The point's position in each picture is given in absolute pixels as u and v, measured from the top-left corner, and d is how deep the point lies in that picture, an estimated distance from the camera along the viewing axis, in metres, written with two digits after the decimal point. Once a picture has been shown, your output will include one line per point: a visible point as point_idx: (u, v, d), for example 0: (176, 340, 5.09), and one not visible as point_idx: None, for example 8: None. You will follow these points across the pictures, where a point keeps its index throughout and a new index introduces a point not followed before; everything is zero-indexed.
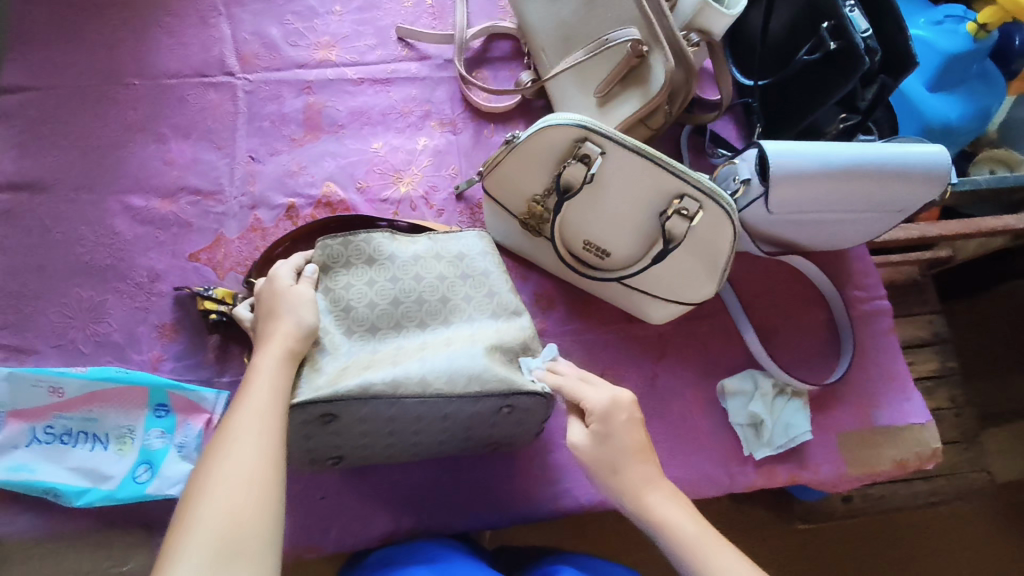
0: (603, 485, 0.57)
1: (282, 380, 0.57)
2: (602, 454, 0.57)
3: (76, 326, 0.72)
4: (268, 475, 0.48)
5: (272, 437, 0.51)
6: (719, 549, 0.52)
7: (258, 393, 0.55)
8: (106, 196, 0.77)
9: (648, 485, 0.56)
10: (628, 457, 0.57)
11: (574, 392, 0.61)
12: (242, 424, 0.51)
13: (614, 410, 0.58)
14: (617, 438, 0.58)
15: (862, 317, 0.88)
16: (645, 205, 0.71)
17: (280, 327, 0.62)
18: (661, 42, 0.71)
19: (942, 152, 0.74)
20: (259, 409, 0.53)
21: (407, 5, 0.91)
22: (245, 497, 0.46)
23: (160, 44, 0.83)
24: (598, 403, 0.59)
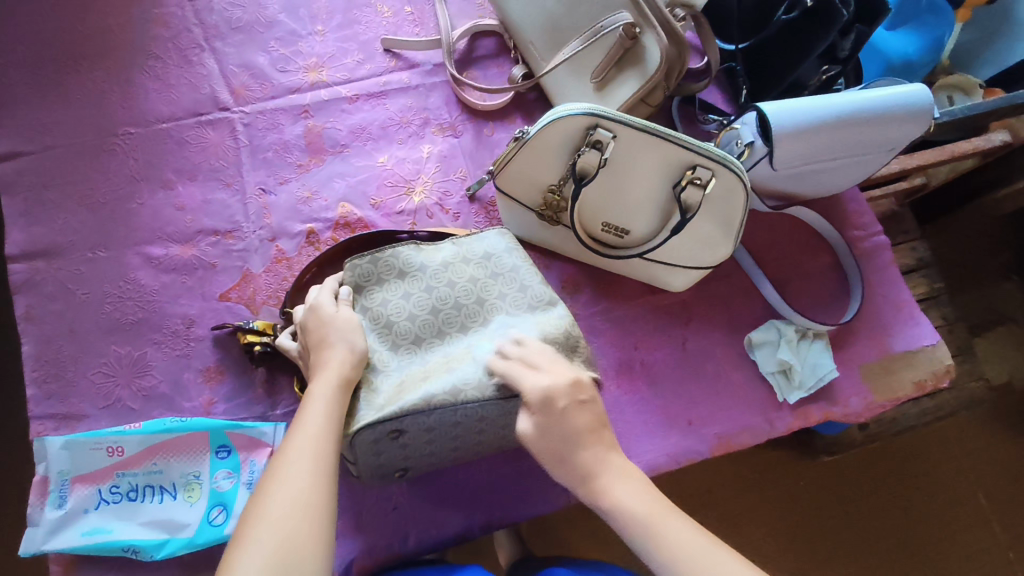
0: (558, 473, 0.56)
1: (338, 405, 0.59)
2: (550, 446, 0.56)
3: (120, 384, 0.72)
4: (322, 499, 0.51)
5: (326, 462, 0.53)
6: (668, 523, 0.52)
7: (313, 420, 0.56)
8: (123, 250, 0.76)
9: (599, 469, 0.55)
10: (576, 445, 0.56)
11: (514, 378, 0.60)
12: (297, 453, 0.53)
13: (548, 396, 0.57)
14: (559, 431, 0.56)
15: (864, 254, 0.92)
16: (659, 180, 0.74)
17: (332, 354, 0.63)
18: (652, 21, 0.73)
19: (924, 90, 0.78)
20: (314, 438, 0.54)
21: (387, 16, 0.91)
22: (301, 528, 0.48)
23: (149, 89, 0.83)
24: (532, 397, 0.58)
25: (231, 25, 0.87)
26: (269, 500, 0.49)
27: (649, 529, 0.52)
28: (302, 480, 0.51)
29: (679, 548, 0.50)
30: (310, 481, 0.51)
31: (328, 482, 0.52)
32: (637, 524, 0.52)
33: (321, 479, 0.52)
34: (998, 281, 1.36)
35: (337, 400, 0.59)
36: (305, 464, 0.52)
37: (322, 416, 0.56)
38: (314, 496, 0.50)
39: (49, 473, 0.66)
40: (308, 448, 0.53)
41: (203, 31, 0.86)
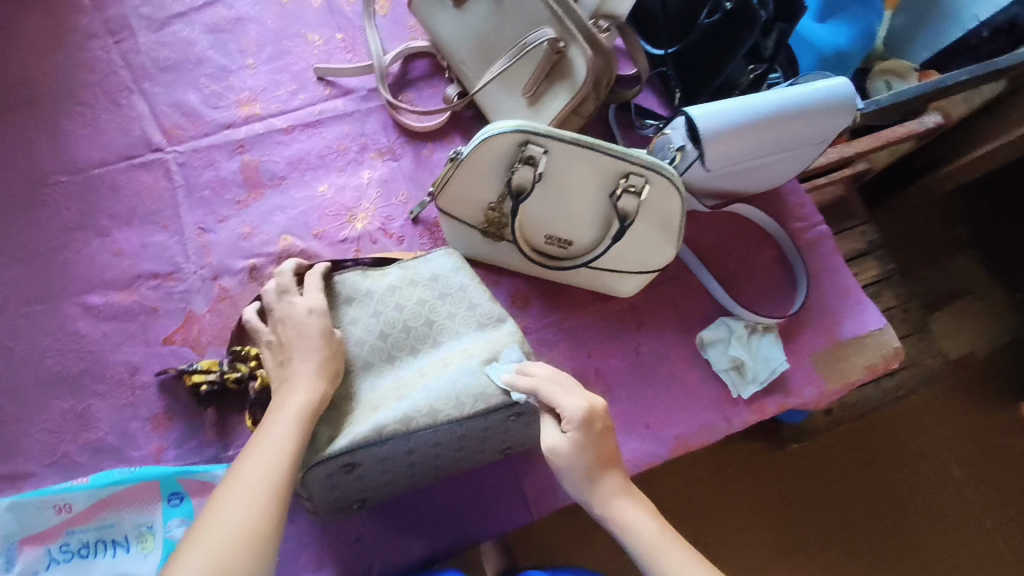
0: (574, 485, 0.61)
1: (297, 427, 0.58)
2: (584, 461, 0.60)
3: (65, 438, 0.70)
4: (253, 536, 0.50)
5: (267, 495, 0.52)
6: (670, 550, 0.58)
7: (266, 448, 0.55)
8: (61, 301, 0.75)
9: (618, 491, 0.61)
10: (603, 469, 0.60)
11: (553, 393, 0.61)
12: (241, 484, 0.52)
13: (593, 417, 0.60)
14: (595, 450, 0.60)
15: (807, 245, 0.94)
16: (595, 189, 0.74)
17: (297, 375, 0.61)
18: (575, 34, 0.75)
19: (846, 83, 0.80)
20: (262, 468, 0.54)
21: (318, 44, 0.91)
22: (229, 565, 0.48)
23: (79, 136, 0.82)
24: (574, 414, 0.59)
25: (160, 65, 0.87)
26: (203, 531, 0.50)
27: (653, 553, 0.58)
28: (240, 514, 0.51)
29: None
30: (251, 514, 0.51)
31: (269, 515, 0.52)
32: (643, 546, 0.58)
33: (262, 513, 0.51)
34: (948, 257, 1.39)
35: (295, 424, 0.58)
36: (247, 496, 0.52)
37: (276, 443, 0.56)
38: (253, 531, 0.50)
39: None
40: (253, 479, 0.53)
41: (132, 74, 0.86)
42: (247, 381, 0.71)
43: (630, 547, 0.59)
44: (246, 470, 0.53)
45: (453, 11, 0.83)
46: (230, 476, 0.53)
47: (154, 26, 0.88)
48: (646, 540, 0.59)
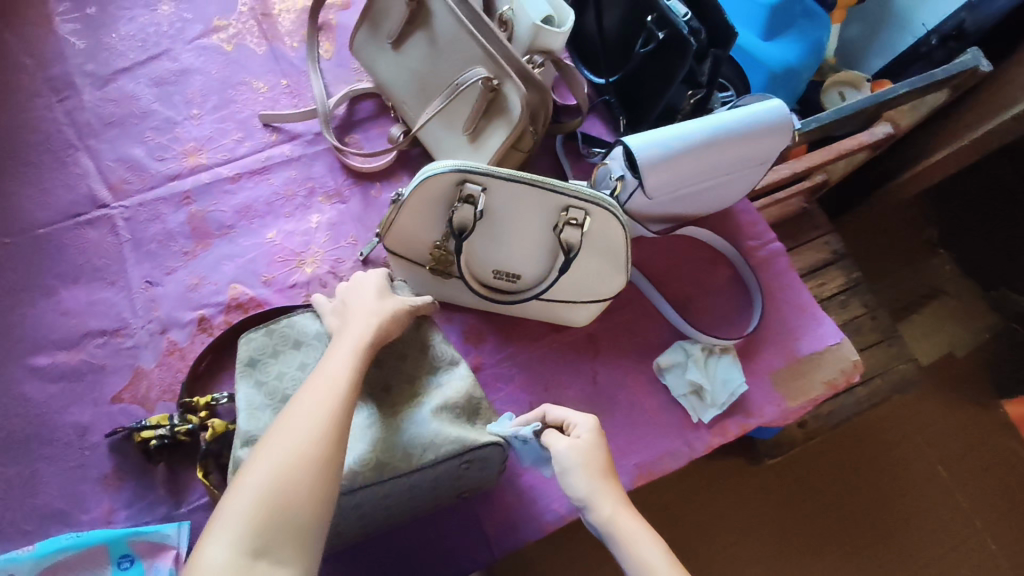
0: (585, 486, 0.56)
1: (360, 359, 0.58)
2: (592, 462, 0.57)
3: (12, 505, 0.69)
4: (320, 447, 0.49)
5: (334, 410, 0.51)
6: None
7: (333, 374, 0.54)
8: (7, 364, 0.74)
9: (628, 508, 0.56)
10: (612, 480, 0.57)
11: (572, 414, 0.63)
12: (305, 403, 0.51)
13: (601, 430, 0.60)
14: (600, 458, 0.58)
15: (761, 263, 0.94)
16: (537, 224, 0.75)
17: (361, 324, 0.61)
18: (508, 72, 0.75)
19: (782, 105, 0.81)
20: (330, 389, 0.53)
21: (263, 91, 0.92)
22: (298, 474, 0.47)
23: (24, 197, 0.82)
24: (586, 420, 0.61)
25: (105, 121, 0.87)
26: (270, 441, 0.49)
27: (668, 569, 0.51)
28: (306, 428, 0.49)
29: None
30: (315, 429, 0.50)
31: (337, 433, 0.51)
32: (658, 562, 0.52)
33: (329, 430, 0.50)
34: (914, 262, 1.40)
35: (358, 360, 0.57)
36: (314, 412, 0.51)
37: (344, 371, 0.55)
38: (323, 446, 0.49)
39: None
40: (319, 399, 0.52)
41: (77, 131, 0.86)
42: (198, 433, 0.71)
43: (644, 566, 0.52)
44: (312, 391, 0.53)
45: (392, 53, 0.85)
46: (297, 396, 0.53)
47: (98, 82, 0.89)
48: (654, 558, 0.52)
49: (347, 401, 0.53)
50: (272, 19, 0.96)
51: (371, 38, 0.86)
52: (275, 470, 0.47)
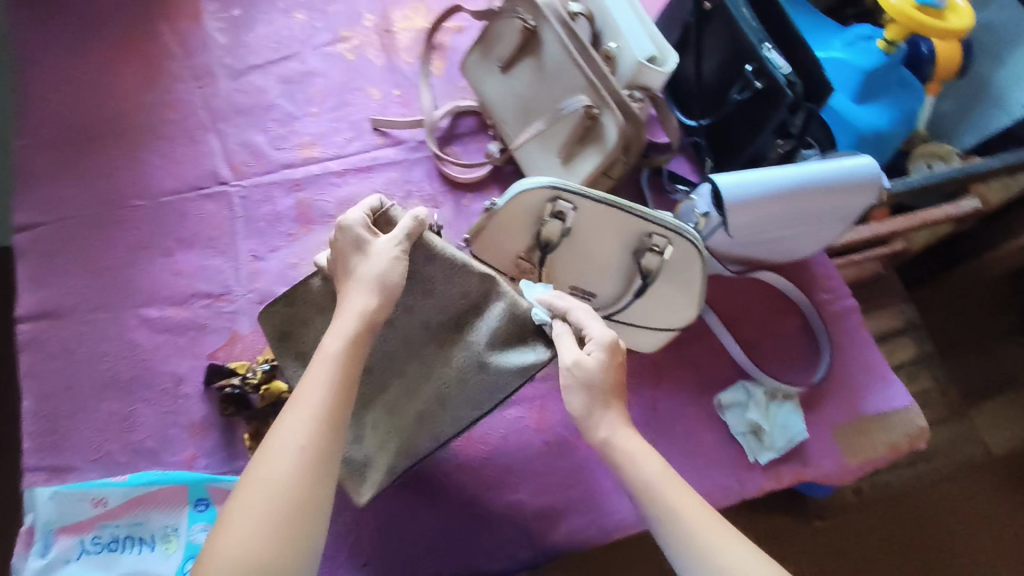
0: (586, 405, 0.61)
1: (338, 386, 0.56)
2: (603, 386, 0.62)
3: (109, 438, 0.76)
4: (292, 502, 0.51)
5: (305, 459, 0.52)
6: (677, 486, 0.59)
7: (307, 404, 0.55)
8: (122, 312, 0.82)
9: (625, 425, 0.62)
10: (615, 397, 0.62)
11: (585, 314, 0.65)
12: (279, 444, 0.53)
13: (615, 348, 0.63)
14: (611, 376, 0.62)
15: (833, 316, 0.95)
16: (620, 247, 0.78)
17: (340, 323, 0.59)
18: (609, 102, 0.80)
19: (871, 163, 0.83)
20: (303, 424, 0.54)
21: (376, 98, 1.00)
22: (268, 533, 0.49)
23: (157, 166, 0.91)
24: (602, 336, 0.63)
25: (235, 109, 0.96)
26: (245, 496, 0.51)
27: (663, 486, 0.58)
28: (277, 475, 0.51)
29: (690, 507, 0.57)
30: (286, 474, 0.51)
31: (309, 469, 0.52)
32: (653, 482, 0.58)
33: (301, 471, 0.52)
34: (993, 344, 1.36)
35: (335, 376, 0.57)
36: (287, 455, 0.52)
37: (318, 398, 0.55)
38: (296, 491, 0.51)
39: (36, 523, 0.70)
40: (292, 436, 0.53)
41: (210, 114, 0.95)
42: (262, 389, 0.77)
43: (640, 481, 0.59)
44: (285, 428, 0.54)
45: (500, 76, 0.91)
46: (273, 433, 0.54)
47: (234, 74, 0.98)
48: (649, 475, 0.59)
49: (320, 432, 0.54)
50: (393, 35, 1.05)
51: (482, 60, 0.93)
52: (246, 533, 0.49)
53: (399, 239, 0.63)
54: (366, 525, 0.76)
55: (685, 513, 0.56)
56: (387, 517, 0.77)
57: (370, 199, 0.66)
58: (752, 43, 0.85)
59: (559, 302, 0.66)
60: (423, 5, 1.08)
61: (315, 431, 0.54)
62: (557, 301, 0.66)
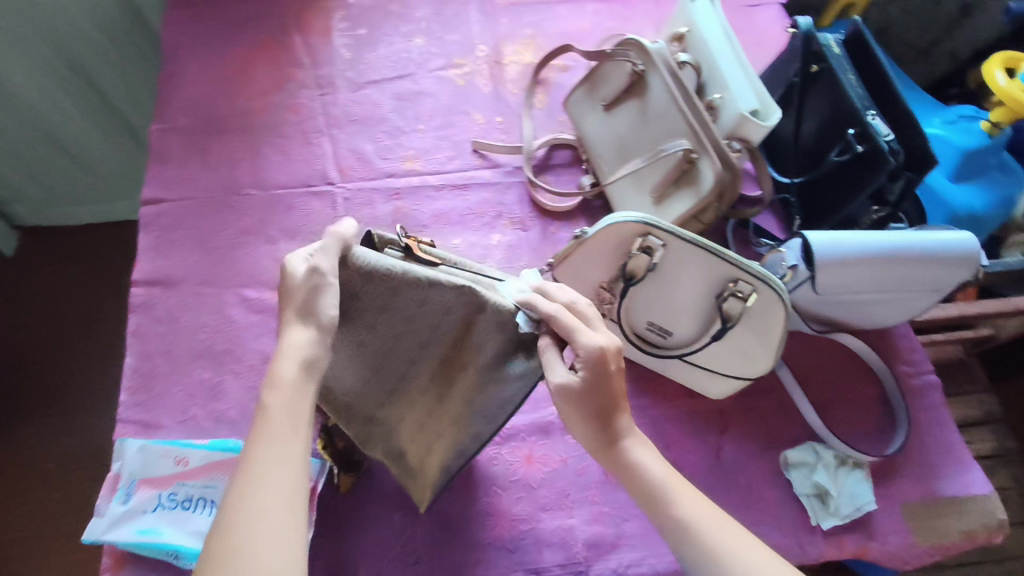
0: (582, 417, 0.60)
1: (290, 418, 0.52)
2: (597, 401, 0.59)
3: (196, 404, 0.81)
4: (269, 540, 0.46)
5: (272, 495, 0.48)
6: (681, 488, 0.59)
7: (262, 466, 0.49)
8: (225, 289, 0.88)
9: (627, 432, 0.61)
10: (615, 406, 0.60)
11: (571, 325, 0.57)
12: (234, 518, 0.47)
13: (606, 358, 0.57)
14: (604, 390, 0.59)
15: (913, 391, 0.92)
16: (703, 289, 0.79)
17: (279, 371, 0.54)
18: (708, 149, 0.83)
19: (970, 238, 0.82)
20: (260, 488, 0.48)
21: (479, 123, 1.05)
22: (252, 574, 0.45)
23: (273, 161, 0.98)
24: (587, 350, 0.56)
25: (349, 118, 1.03)
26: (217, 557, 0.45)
27: (665, 493, 0.59)
28: (239, 552, 0.45)
29: (694, 510, 0.58)
30: (251, 548, 0.46)
31: (276, 535, 0.47)
32: (656, 489, 0.59)
33: (267, 539, 0.46)
34: None
35: (286, 431, 0.51)
36: (246, 527, 0.46)
37: (275, 457, 0.50)
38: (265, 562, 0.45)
39: (122, 471, 0.74)
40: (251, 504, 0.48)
41: (326, 120, 1.02)
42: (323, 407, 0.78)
43: (643, 490, 0.59)
44: (238, 499, 0.48)
45: (601, 114, 0.95)
46: (224, 508, 0.48)
47: (353, 87, 1.05)
48: (652, 480, 0.59)
49: (280, 491, 0.49)
50: (502, 67, 1.10)
51: (586, 98, 0.97)
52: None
53: (316, 262, 0.56)
54: (421, 525, 0.77)
55: (689, 517, 0.57)
56: (442, 519, 0.78)
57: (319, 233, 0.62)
58: (857, 108, 0.86)
59: (540, 309, 0.58)
60: (533, 42, 1.13)
61: (274, 492, 0.48)
62: (539, 305, 0.58)
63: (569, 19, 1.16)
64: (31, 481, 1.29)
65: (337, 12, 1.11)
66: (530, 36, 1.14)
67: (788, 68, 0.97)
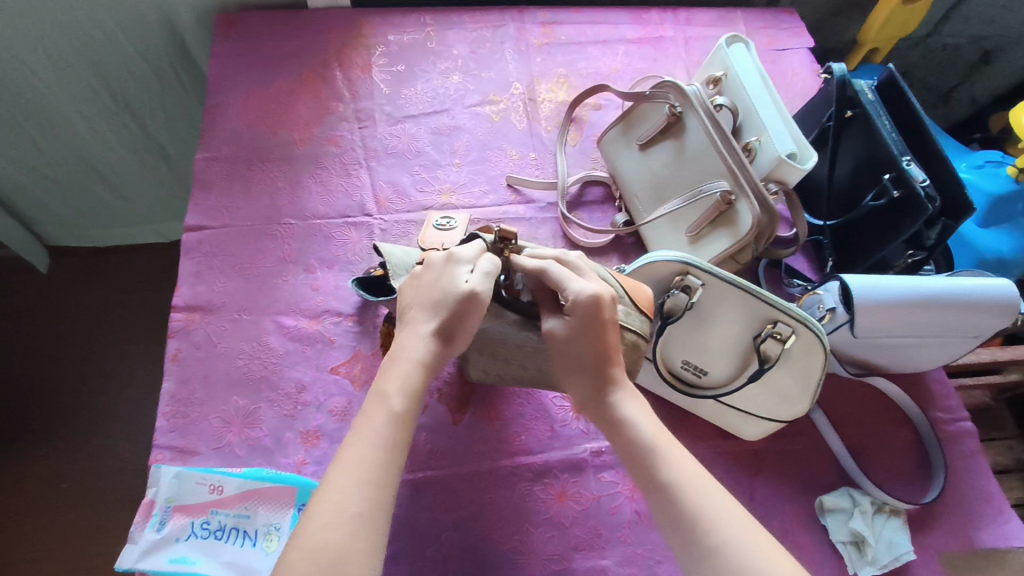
0: (576, 363, 0.66)
1: (402, 411, 0.59)
2: (589, 344, 0.64)
3: (232, 430, 0.81)
4: (366, 515, 0.53)
5: (374, 480, 0.55)
6: (667, 444, 0.63)
7: (361, 466, 0.55)
8: (263, 317, 0.89)
9: (618, 385, 0.66)
10: (603, 357, 0.65)
11: (558, 275, 0.64)
12: (333, 509, 0.53)
13: (595, 306, 0.63)
14: (594, 332, 0.64)
15: (948, 438, 0.91)
16: (741, 329, 0.79)
17: (401, 370, 0.61)
18: (746, 191, 0.84)
19: (1009, 285, 0.81)
20: (358, 487, 0.54)
21: (514, 158, 1.07)
22: (346, 537, 0.52)
23: (312, 190, 1.00)
24: (579, 298, 0.63)
25: (388, 150, 1.05)
26: (317, 514, 0.52)
27: (650, 448, 0.62)
28: (335, 542, 0.51)
29: (677, 468, 0.61)
30: (346, 543, 0.51)
31: (367, 535, 0.52)
32: (642, 441, 0.63)
33: (359, 538, 0.52)
34: None
35: (387, 434, 0.58)
36: (346, 521, 0.52)
37: (371, 452, 0.56)
38: (350, 535, 0.52)
39: (157, 498, 0.74)
40: (350, 500, 0.53)
41: (365, 152, 1.04)
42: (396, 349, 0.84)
43: (626, 438, 0.64)
44: (338, 492, 0.54)
45: (638, 152, 0.97)
46: (323, 493, 0.54)
47: (391, 121, 1.07)
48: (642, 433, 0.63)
49: (375, 497, 0.54)
50: (536, 104, 1.13)
51: (621, 136, 0.99)
52: (328, 542, 0.51)
53: (481, 289, 0.62)
54: (453, 560, 0.76)
55: (672, 475, 0.60)
56: (474, 556, 0.77)
57: (476, 241, 0.68)
58: (892, 153, 0.86)
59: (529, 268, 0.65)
60: (567, 81, 1.16)
61: (371, 494, 0.54)
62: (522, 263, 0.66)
63: (601, 59, 1.19)
64: (52, 505, 1.29)
65: (376, 48, 1.14)
66: (563, 75, 1.16)
67: (823, 112, 0.98)
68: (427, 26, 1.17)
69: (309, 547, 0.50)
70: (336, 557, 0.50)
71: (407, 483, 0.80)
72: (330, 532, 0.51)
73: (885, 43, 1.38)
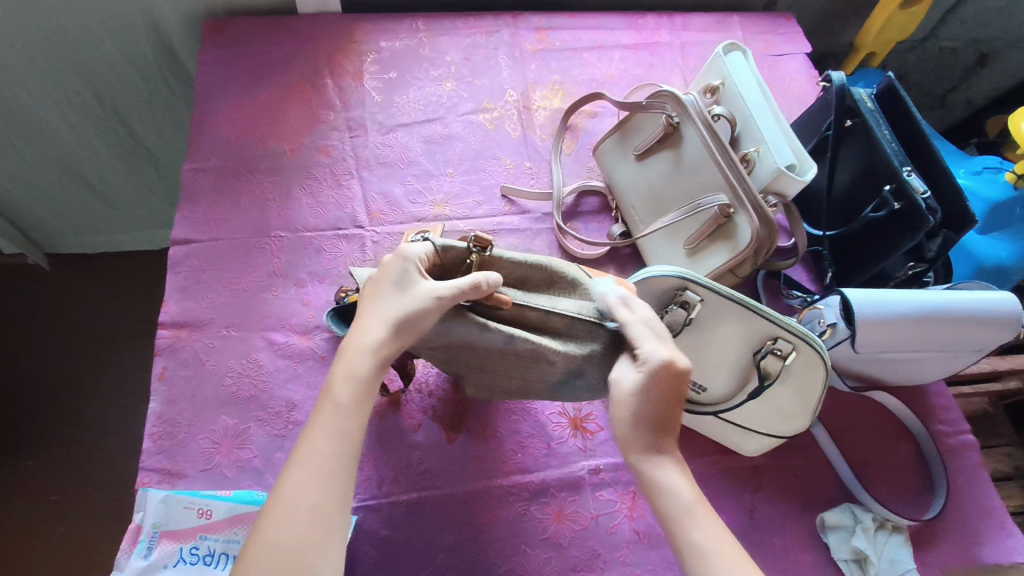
0: (633, 423, 0.58)
1: (355, 404, 0.57)
2: (647, 407, 0.58)
3: (221, 451, 0.79)
4: (326, 508, 0.51)
5: (331, 473, 0.53)
6: (706, 512, 0.56)
7: (317, 460, 0.53)
8: (253, 333, 0.87)
9: (664, 448, 0.59)
10: (661, 429, 0.59)
11: (638, 334, 0.61)
12: (289, 506, 0.51)
13: (671, 373, 0.58)
14: (664, 397, 0.58)
15: (949, 451, 0.90)
16: (740, 345, 0.77)
17: (349, 364, 0.58)
18: (745, 204, 0.82)
19: (1011, 299, 0.80)
20: (315, 480, 0.52)
21: (508, 167, 1.05)
22: (302, 533, 0.50)
23: (302, 202, 0.98)
24: (656, 358, 0.58)
25: (380, 160, 1.03)
26: (274, 512, 0.50)
27: (686, 509, 0.55)
28: (292, 538, 0.49)
29: (711, 537, 0.54)
30: (304, 538, 0.49)
31: (327, 527, 0.51)
32: (680, 501, 0.56)
33: (319, 532, 0.50)
34: None
35: (341, 428, 0.55)
36: (302, 517, 0.50)
37: (324, 447, 0.54)
38: (305, 529, 0.50)
39: (144, 523, 0.73)
40: (305, 495, 0.51)
41: (356, 162, 1.02)
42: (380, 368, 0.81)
43: (662, 503, 0.56)
44: (293, 489, 0.52)
45: (634, 163, 0.95)
46: (278, 492, 0.52)
47: (382, 129, 1.05)
48: (684, 496, 0.56)
49: (333, 488, 0.52)
50: (531, 112, 1.11)
51: (618, 146, 0.97)
52: (285, 537, 0.49)
53: (438, 291, 0.60)
54: None
55: (707, 544, 0.54)
56: None
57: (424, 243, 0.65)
58: (892, 164, 0.85)
59: (616, 317, 0.63)
60: (562, 88, 1.14)
61: (330, 487, 0.52)
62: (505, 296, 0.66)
63: (596, 65, 1.17)
64: (40, 518, 1.27)
65: (368, 55, 1.12)
66: (558, 82, 1.15)
67: (823, 120, 0.96)
68: (420, 32, 1.15)
69: (266, 547, 0.49)
70: (292, 553, 0.49)
71: (401, 504, 0.78)
72: (285, 531, 0.49)
73: (881, 47, 1.37)
